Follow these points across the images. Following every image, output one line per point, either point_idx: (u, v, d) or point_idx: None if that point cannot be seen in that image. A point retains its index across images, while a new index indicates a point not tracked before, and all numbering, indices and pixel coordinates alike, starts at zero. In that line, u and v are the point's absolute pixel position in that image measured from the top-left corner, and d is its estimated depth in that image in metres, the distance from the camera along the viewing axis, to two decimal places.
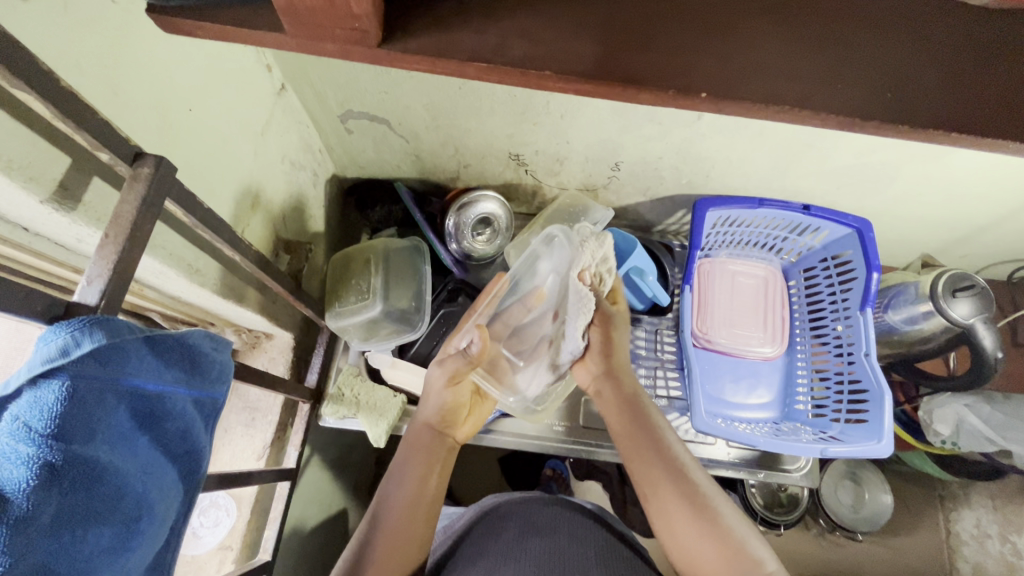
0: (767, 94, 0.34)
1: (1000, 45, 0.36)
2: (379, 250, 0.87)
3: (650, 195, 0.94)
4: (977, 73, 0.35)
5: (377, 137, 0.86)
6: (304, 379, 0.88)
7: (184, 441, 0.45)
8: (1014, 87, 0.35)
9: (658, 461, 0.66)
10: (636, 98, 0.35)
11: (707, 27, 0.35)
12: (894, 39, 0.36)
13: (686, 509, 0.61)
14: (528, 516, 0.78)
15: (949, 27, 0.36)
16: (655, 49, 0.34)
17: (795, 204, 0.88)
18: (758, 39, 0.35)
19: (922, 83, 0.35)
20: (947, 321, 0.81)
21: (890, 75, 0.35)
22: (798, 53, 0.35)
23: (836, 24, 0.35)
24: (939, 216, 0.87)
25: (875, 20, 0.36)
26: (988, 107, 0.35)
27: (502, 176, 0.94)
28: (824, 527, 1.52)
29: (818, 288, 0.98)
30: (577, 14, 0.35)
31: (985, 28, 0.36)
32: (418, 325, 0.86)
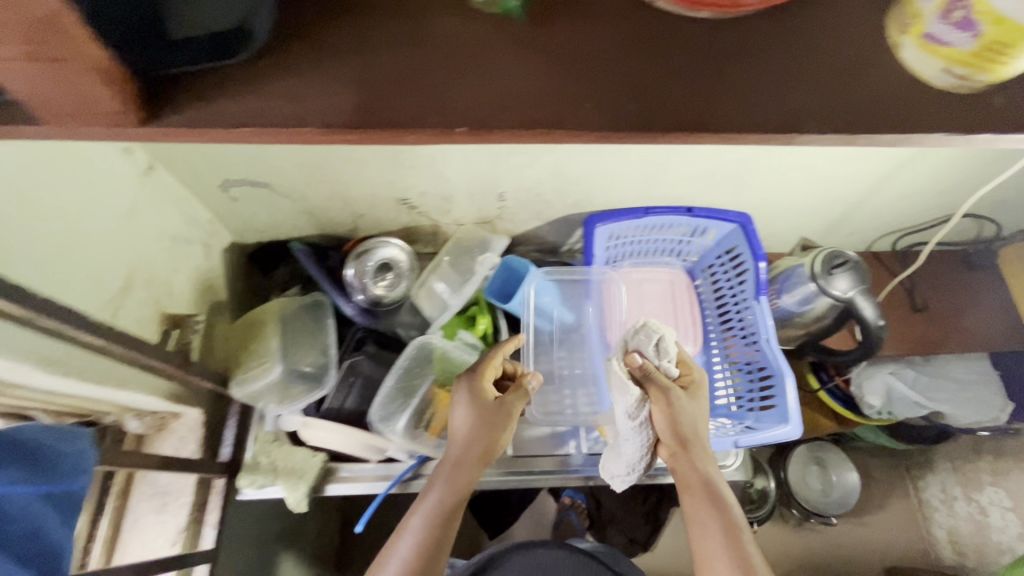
0: (521, 121, 0.37)
1: (727, 53, 0.40)
2: (273, 313, 0.86)
3: (544, 219, 0.97)
4: (712, 78, 0.39)
5: (263, 201, 0.87)
6: (217, 454, 0.86)
7: (32, 541, 0.48)
8: (744, 84, 0.39)
9: (715, 514, 0.64)
10: (407, 138, 0.37)
11: (460, 69, 0.38)
12: (631, 59, 0.39)
13: (720, 541, 0.62)
14: (534, 555, 0.85)
15: (683, 41, 0.40)
16: (416, 91, 0.37)
17: (680, 208, 0.93)
18: (509, 70, 0.38)
19: (663, 90, 0.39)
20: (831, 297, 0.85)
21: (635, 89, 0.38)
22: (544, 79, 0.38)
23: (575, 49, 0.39)
24: (810, 201, 0.93)
25: (615, 42, 0.40)
26: (727, 108, 0.38)
27: (398, 221, 0.96)
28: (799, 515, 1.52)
29: (721, 284, 1.01)
30: (335, 72, 0.37)
31: (712, 36, 0.40)
32: (326, 377, 0.85)
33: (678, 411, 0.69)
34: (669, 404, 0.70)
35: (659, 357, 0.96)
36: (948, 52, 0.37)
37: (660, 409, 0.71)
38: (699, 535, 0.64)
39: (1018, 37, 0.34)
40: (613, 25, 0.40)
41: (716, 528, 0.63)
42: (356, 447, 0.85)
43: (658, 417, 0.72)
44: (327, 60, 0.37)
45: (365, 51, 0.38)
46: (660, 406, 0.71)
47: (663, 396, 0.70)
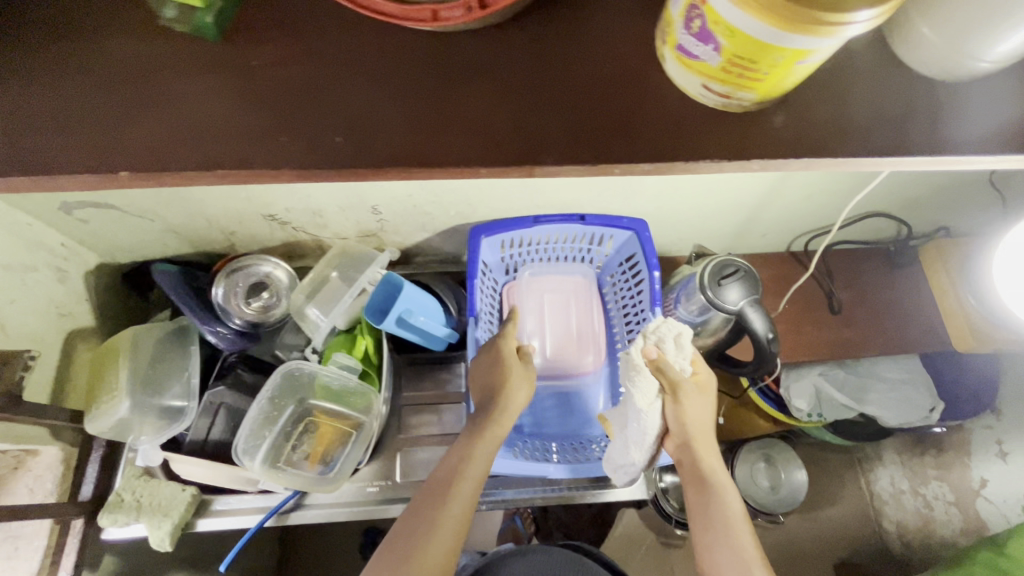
0: (212, 160, 0.40)
1: (431, 66, 0.41)
2: (126, 340, 0.80)
3: (432, 231, 0.92)
4: (410, 102, 0.41)
5: (118, 222, 0.81)
6: (78, 493, 0.81)
7: None
8: (443, 103, 0.41)
9: (715, 507, 0.71)
10: (110, 177, 0.41)
11: (151, 106, 0.42)
12: (329, 84, 0.41)
13: (723, 527, 0.70)
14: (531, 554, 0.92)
15: (380, 64, 0.42)
16: (113, 134, 0.41)
17: (571, 216, 0.88)
18: (203, 104, 0.42)
19: (361, 119, 0.41)
20: (720, 310, 0.80)
21: (336, 119, 0.41)
22: (238, 115, 0.41)
23: (271, 79, 0.42)
24: (708, 204, 0.88)
25: (314, 66, 0.42)
26: (415, 134, 0.40)
27: (275, 237, 0.90)
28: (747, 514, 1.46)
29: (624, 293, 0.97)
30: (33, 116, 0.41)
31: (417, 55, 0.42)
32: (190, 406, 0.81)
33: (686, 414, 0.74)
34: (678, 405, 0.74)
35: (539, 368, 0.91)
36: (700, 66, 0.37)
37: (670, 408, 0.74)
38: (704, 525, 0.71)
39: (749, 49, 0.33)
40: (312, 52, 0.42)
41: (706, 515, 0.71)
42: (226, 480, 0.81)
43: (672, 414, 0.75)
44: None
45: (78, 104, 0.42)
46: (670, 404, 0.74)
47: (675, 392, 0.73)
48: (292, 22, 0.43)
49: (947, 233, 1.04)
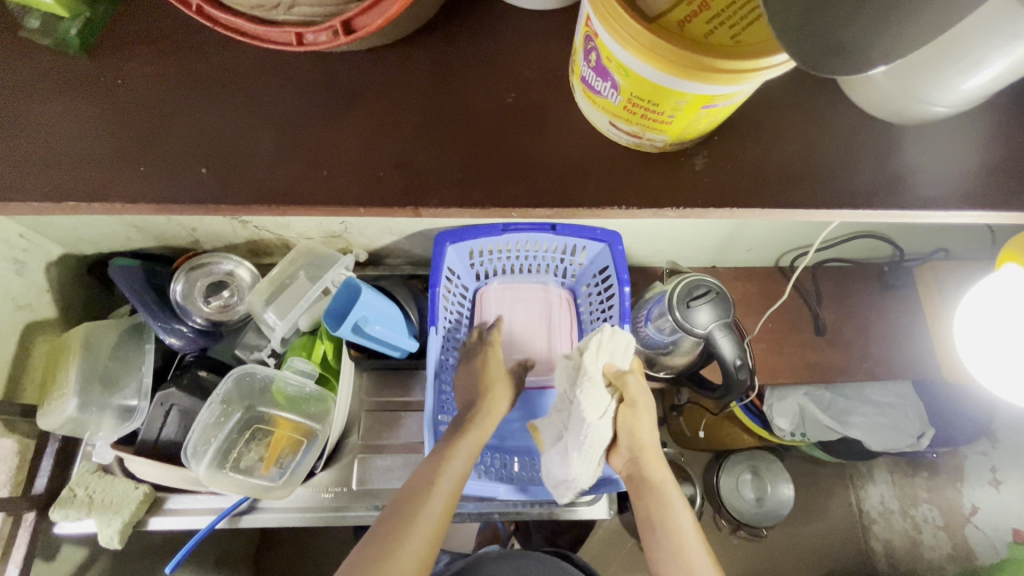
0: (106, 188, 0.48)
1: (286, 120, 0.50)
2: (75, 337, 0.79)
3: (400, 234, 0.89)
4: (262, 143, 0.49)
5: (75, 215, 0.79)
6: (32, 484, 0.81)
7: None
8: (284, 152, 0.49)
9: (668, 524, 0.71)
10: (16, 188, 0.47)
11: (60, 128, 0.49)
12: (200, 127, 0.50)
13: (673, 546, 0.70)
14: (514, 559, 0.90)
15: (244, 115, 0.50)
16: (32, 149, 0.48)
17: (542, 225, 0.85)
18: (95, 137, 0.49)
19: (223, 157, 0.49)
20: (688, 333, 0.76)
21: (201, 156, 0.49)
22: (123, 146, 0.49)
23: (161, 120, 0.50)
24: (687, 219, 0.83)
25: (194, 107, 0.50)
26: (261, 175, 0.49)
27: (238, 235, 0.88)
28: (730, 524, 1.43)
29: (597, 306, 0.93)
30: None
31: (270, 104, 0.50)
32: (140, 409, 0.80)
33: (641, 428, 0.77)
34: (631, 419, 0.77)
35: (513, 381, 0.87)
36: (604, 100, 0.43)
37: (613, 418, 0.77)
38: (653, 540, 0.72)
39: (645, 89, 0.38)
40: (206, 94, 0.50)
41: (659, 530, 0.71)
42: (179, 481, 0.80)
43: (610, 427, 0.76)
44: None
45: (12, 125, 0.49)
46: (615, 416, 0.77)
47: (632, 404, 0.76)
48: (188, 65, 0.51)
49: (946, 255, 0.98)
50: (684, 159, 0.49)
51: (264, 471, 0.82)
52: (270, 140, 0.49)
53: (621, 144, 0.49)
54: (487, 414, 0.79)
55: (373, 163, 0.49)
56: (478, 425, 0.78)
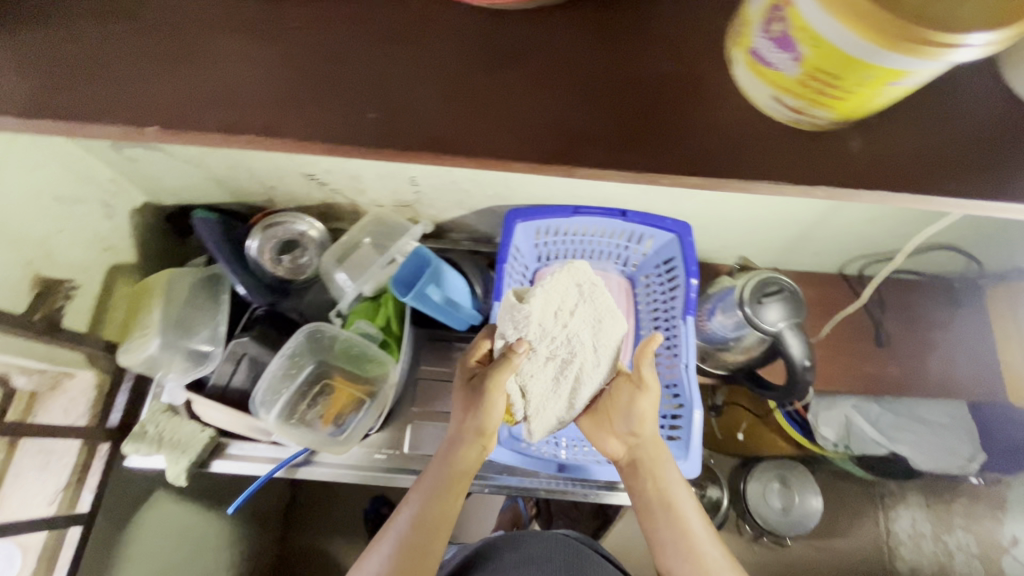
0: (255, 126, 0.49)
1: (455, 71, 0.50)
2: (160, 280, 0.82)
3: (468, 208, 0.90)
4: (428, 91, 0.50)
5: (163, 164, 0.82)
6: (107, 418, 0.85)
7: None
8: (447, 100, 0.50)
9: (663, 502, 0.74)
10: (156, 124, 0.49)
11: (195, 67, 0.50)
12: (361, 71, 0.51)
13: (669, 523, 0.74)
14: (524, 545, 0.87)
15: (419, 58, 0.51)
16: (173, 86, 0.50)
17: (611, 210, 0.85)
18: (256, 74, 0.50)
19: (390, 98, 0.50)
20: (757, 329, 0.76)
21: (365, 99, 0.50)
22: (286, 81, 0.50)
23: (320, 62, 0.51)
24: (761, 216, 0.83)
25: (352, 53, 0.51)
26: (419, 123, 0.50)
27: (313, 197, 0.90)
28: (752, 532, 1.38)
29: (657, 296, 0.93)
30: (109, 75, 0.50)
31: (435, 54, 0.51)
32: (214, 356, 0.84)
33: (643, 409, 0.74)
34: (632, 394, 0.74)
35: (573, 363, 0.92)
36: (774, 73, 0.42)
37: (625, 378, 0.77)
38: (654, 520, 0.75)
39: (833, 62, 0.37)
40: (359, 43, 0.51)
41: (655, 507, 0.75)
42: (243, 428, 0.84)
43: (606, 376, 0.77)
44: None
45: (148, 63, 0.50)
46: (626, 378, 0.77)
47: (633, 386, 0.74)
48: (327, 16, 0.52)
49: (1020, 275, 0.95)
50: (838, 140, 0.48)
51: (324, 422, 0.85)
52: (431, 88, 0.50)
53: (738, 127, 0.49)
54: (496, 380, 0.72)
55: (529, 122, 0.49)
56: (490, 413, 0.73)
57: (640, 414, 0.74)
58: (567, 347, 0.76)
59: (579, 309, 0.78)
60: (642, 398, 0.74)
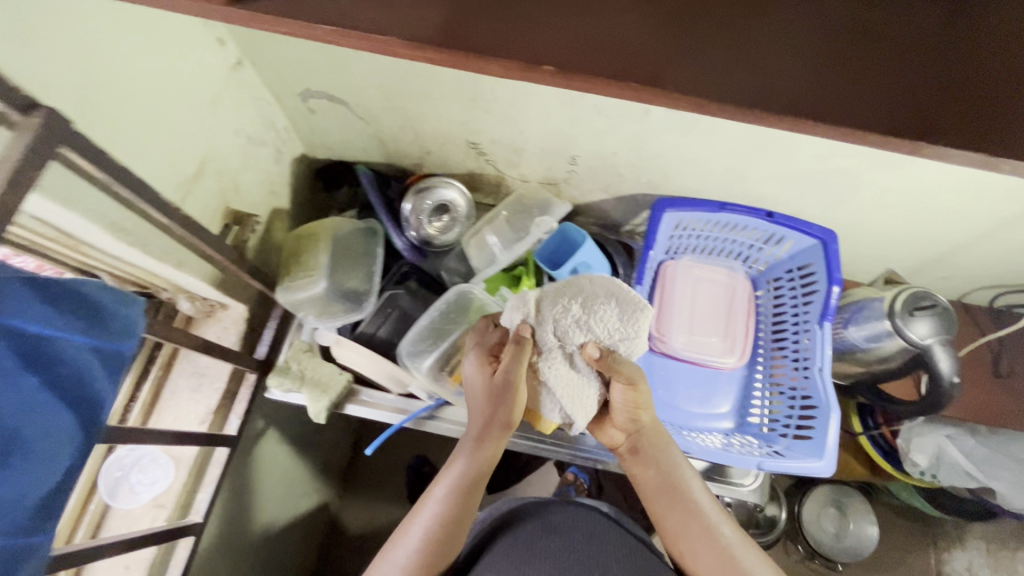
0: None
1: None
2: (328, 229, 0.87)
3: (612, 193, 0.93)
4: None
5: (339, 118, 0.87)
6: (254, 350, 0.90)
7: (76, 385, 0.49)
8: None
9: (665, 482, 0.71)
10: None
11: None
12: None
13: (678, 508, 0.69)
14: (546, 517, 0.73)
15: None
16: None
17: (758, 210, 0.87)
18: None
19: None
20: (904, 341, 0.77)
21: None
22: None
23: None
24: (909, 231, 0.84)
25: None
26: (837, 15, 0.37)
27: (464, 164, 0.94)
28: (805, 552, 1.41)
29: (783, 300, 0.95)
30: None
31: None
32: (364, 305, 0.87)
33: (637, 402, 0.71)
34: (626, 391, 0.71)
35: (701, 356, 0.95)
36: None
37: (606, 365, 0.70)
38: (664, 510, 0.70)
39: None
40: None
41: (661, 488, 0.71)
42: (381, 375, 0.87)
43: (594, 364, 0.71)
44: None
45: None
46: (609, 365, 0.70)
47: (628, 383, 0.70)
48: None
49: None
50: None
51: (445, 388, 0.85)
52: None
53: None
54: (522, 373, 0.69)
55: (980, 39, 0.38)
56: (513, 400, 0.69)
57: (635, 409, 0.72)
58: (553, 338, 0.71)
59: (570, 303, 0.72)
60: (636, 391, 0.70)
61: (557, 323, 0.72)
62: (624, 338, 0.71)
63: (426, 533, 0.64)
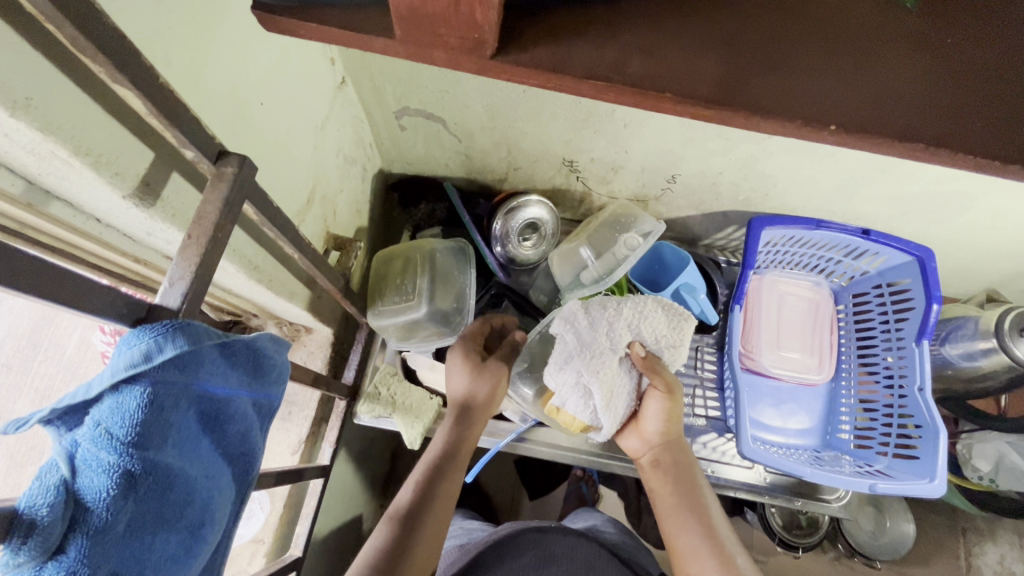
0: None
1: None
2: (424, 250, 0.85)
3: (702, 210, 0.92)
4: None
5: (429, 135, 0.83)
6: (340, 376, 0.87)
7: (241, 441, 0.46)
8: None
9: (677, 493, 0.70)
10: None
11: None
12: None
13: (687, 524, 0.67)
14: (547, 543, 0.78)
15: None
16: None
17: (856, 228, 0.86)
18: None
19: None
20: (1011, 360, 0.78)
21: None
22: None
23: None
24: (1007, 249, 0.85)
25: None
26: None
27: (551, 181, 0.91)
28: (844, 552, 1.32)
29: (869, 315, 0.95)
30: None
31: None
32: (458, 329, 0.85)
33: (672, 413, 0.71)
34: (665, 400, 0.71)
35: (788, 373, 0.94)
36: None
37: (653, 373, 0.70)
38: (673, 522, 0.69)
39: None
40: None
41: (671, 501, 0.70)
42: None
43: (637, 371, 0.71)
44: (685, 11, 0.33)
45: None
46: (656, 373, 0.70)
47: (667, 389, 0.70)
48: None
49: None
50: None
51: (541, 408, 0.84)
52: None
53: None
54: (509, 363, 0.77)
55: None
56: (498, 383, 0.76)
57: (666, 421, 0.72)
58: (605, 338, 0.69)
59: (619, 307, 0.72)
60: (671, 399, 0.71)
61: (608, 324, 0.70)
62: (671, 345, 0.72)
63: (388, 550, 0.59)
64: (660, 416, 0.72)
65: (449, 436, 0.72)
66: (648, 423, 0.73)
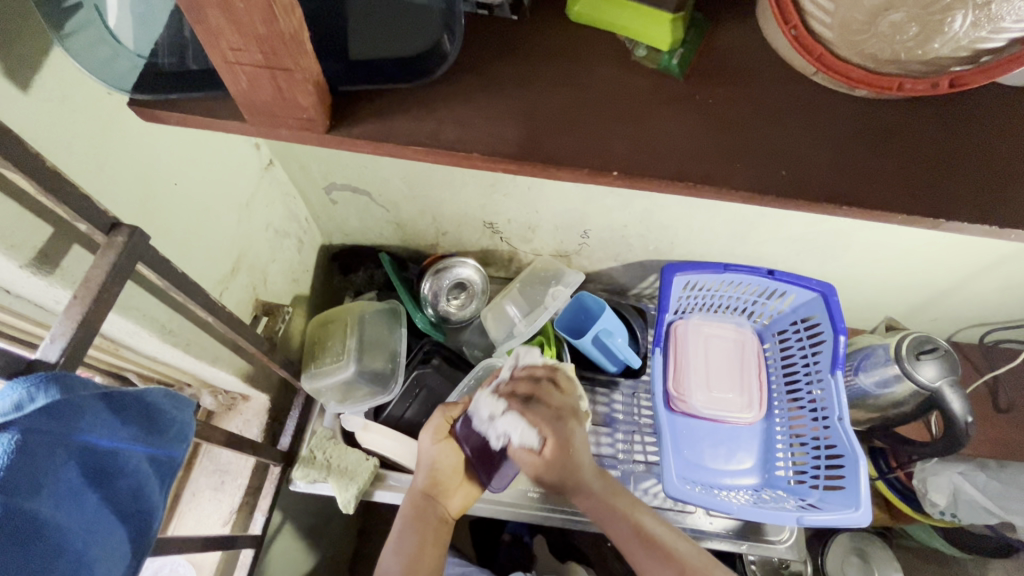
0: None
1: None
2: (354, 313, 0.91)
3: (621, 261, 0.98)
4: None
5: (360, 207, 0.91)
6: (277, 443, 0.88)
7: (135, 499, 0.45)
8: None
9: (626, 525, 0.67)
10: (547, 66, 0.42)
11: None
12: None
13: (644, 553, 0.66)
14: None
15: None
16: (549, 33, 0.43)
17: (761, 269, 0.92)
18: None
19: None
20: (916, 384, 0.81)
21: None
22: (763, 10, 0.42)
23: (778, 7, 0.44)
24: (897, 280, 0.92)
25: None
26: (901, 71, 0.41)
27: (478, 243, 0.98)
28: None
29: (792, 352, 0.99)
30: None
31: None
32: (390, 387, 0.88)
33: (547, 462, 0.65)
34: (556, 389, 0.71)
35: (721, 413, 0.96)
36: None
37: (537, 372, 0.72)
38: (634, 553, 0.66)
39: None
40: None
41: (629, 538, 0.67)
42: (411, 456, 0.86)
43: (512, 386, 0.70)
44: (495, 90, 0.40)
45: None
46: (541, 370, 0.73)
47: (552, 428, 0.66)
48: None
49: None
50: None
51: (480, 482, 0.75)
52: None
53: None
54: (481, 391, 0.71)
55: None
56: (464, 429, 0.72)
57: (568, 429, 0.67)
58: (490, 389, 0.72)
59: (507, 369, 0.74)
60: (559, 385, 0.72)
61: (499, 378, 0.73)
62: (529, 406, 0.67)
63: None
64: (552, 460, 0.65)
65: (414, 523, 0.67)
66: (550, 440, 0.65)
